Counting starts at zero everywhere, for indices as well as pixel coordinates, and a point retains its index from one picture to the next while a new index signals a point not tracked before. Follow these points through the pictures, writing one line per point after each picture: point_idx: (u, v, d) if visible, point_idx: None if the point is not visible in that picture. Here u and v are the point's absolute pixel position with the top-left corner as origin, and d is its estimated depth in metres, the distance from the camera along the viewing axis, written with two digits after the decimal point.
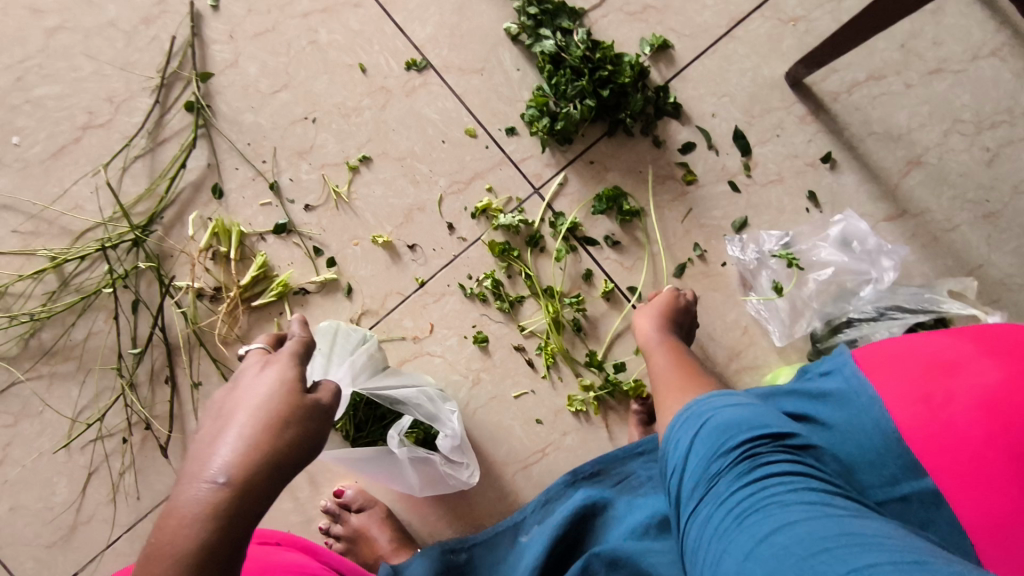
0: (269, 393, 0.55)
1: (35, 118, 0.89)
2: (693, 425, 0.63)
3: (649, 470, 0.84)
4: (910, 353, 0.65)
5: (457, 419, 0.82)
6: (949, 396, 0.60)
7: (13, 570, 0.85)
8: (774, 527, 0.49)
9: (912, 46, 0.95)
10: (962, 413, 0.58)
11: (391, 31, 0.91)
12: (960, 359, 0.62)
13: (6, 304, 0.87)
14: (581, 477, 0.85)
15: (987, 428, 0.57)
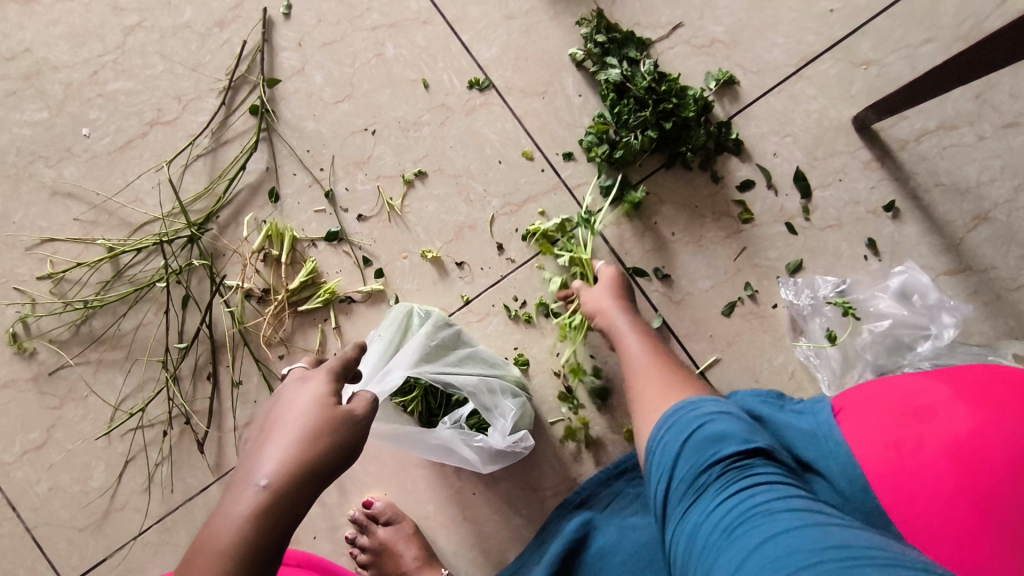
0: (307, 408, 0.55)
1: (106, 111, 0.91)
2: (680, 430, 0.63)
3: (636, 489, 0.85)
4: (881, 399, 0.65)
5: (508, 402, 0.78)
6: (920, 442, 0.59)
7: (45, 550, 0.86)
8: (763, 538, 0.49)
9: (987, 98, 0.92)
10: (931, 461, 0.57)
11: (456, 50, 0.92)
12: (936, 405, 0.60)
13: (62, 290, 0.89)
14: (572, 507, 0.85)
15: (956, 479, 0.55)
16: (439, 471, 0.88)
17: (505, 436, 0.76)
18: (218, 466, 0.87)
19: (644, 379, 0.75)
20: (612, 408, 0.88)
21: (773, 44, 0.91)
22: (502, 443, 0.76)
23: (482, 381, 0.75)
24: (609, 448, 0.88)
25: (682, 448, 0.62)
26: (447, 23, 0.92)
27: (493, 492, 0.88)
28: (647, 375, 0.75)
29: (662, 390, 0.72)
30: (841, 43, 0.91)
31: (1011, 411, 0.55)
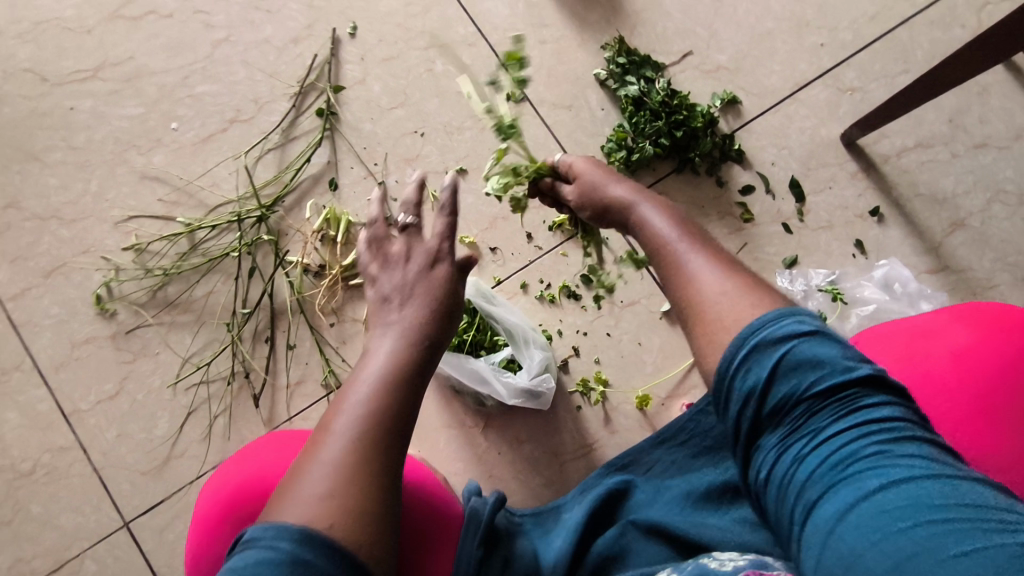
0: (425, 310, 0.69)
1: (193, 110, 1.05)
2: (777, 349, 0.52)
3: (671, 456, 0.88)
4: (890, 326, 0.80)
5: (536, 349, 0.93)
6: (928, 353, 0.76)
7: (110, 490, 0.96)
8: (881, 486, 0.48)
9: (959, 122, 1.05)
10: (942, 367, 0.75)
11: (497, 68, 1.06)
12: (935, 326, 0.78)
13: (142, 259, 1.02)
14: (614, 468, 0.87)
15: (957, 376, 0.74)
16: (468, 433, 0.97)
17: (531, 376, 0.91)
18: (270, 420, 0.97)
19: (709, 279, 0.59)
20: (625, 381, 0.98)
21: (771, 71, 1.06)
22: (527, 383, 0.91)
23: (516, 327, 0.92)
24: (622, 417, 0.97)
25: (790, 365, 0.52)
26: (490, 45, 1.06)
27: (516, 454, 0.97)
28: (706, 270, 0.60)
29: (730, 287, 0.57)
30: (830, 72, 1.05)
31: (998, 330, 0.75)
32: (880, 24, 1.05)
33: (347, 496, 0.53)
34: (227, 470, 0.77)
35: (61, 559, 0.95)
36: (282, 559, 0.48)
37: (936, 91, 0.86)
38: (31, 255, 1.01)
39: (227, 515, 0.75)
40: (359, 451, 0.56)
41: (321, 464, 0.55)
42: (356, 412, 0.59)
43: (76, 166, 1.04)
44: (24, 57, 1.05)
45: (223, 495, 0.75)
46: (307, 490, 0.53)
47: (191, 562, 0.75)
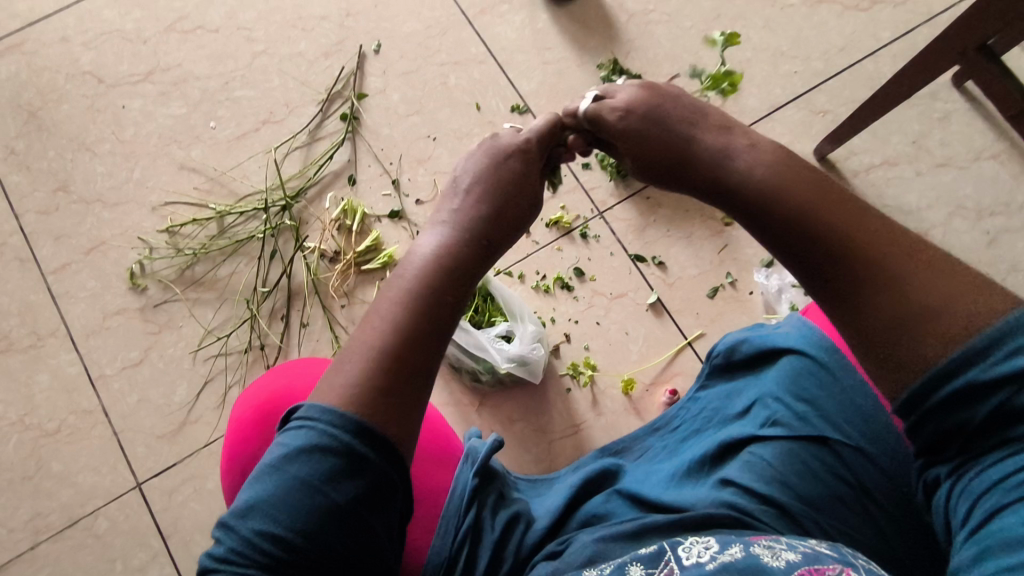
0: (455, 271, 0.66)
1: (231, 111, 1.17)
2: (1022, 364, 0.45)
3: (664, 442, 0.89)
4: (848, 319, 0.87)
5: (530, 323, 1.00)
6: None
7: (126, 451, 1.02)
8: None
9: (922, 144, 1.15)
10: None
11: (504, 84, 1.18)
12: None
13: (174, 241, 1.11)
14: (607, 452, 0.94)
15: None
16: (464, 410, 1.04)
17: (526, 346, 0.98)
18: None
19: (873, 249, 0.53)
20: (612, 367, 1.05)
21: (750, 94, 1.17)
22: (520, 349, 0.97)
23: (512, 300, 0.99)
24: (609, 400, 1.04)
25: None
26: (499, 64, 1.19)
27: (508, 432, 1.03)
28: (866, 236, 0.54)
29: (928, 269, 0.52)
30: (803, 96, 1.17)
31: None
32: (848, 56, 1.18)
33: (379, 391, 0.56)
34: (265, 381, 0.83)
35: (73, 517, 1.00)
36: (332, 441, 0.54)
37: (899, 100, 0.96)
38: (75, 233, 1.11)
39: (258, 421, 0.80)
40: (388, 351, 0.59)
41: (354, 363, 0.58)
42: (374, 344, 0.59)
43: (123, 156, 1.15)
44: (87, 62, 1.18)
45: (258, 403, 0.81)
46: (338, 384, 0.57)
47: (225, 463, 0.80)
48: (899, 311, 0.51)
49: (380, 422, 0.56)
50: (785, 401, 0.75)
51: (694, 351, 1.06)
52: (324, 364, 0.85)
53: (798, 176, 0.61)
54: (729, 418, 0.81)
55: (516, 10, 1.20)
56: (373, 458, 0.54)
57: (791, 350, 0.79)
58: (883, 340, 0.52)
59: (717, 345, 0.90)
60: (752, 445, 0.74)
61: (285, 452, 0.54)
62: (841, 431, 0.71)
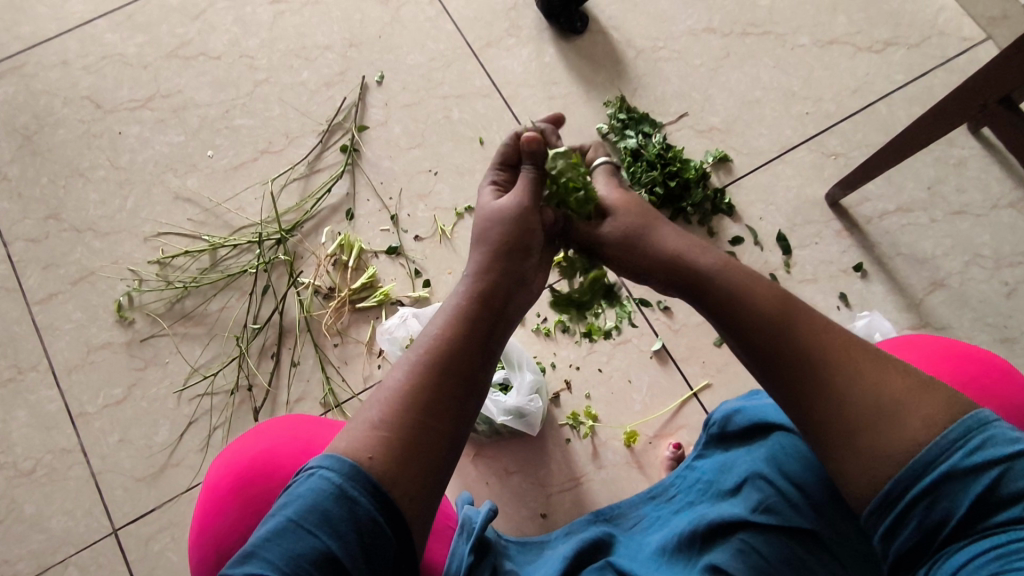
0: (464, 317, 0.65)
1: (229, 140, 1.15)
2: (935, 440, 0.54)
3: (660, 510, 0.87)
4: None
5: (529, 374, 0.95)
6: None
7: (104, 493, 0.98)
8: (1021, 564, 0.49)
9: (937, 190, 1.12)
10: None
11: (509, 118, 1.15)
12: None
13: (165, 272, 1.08)
14: (601, 517, 0.89)
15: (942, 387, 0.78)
16: (458, 459, 0.99)
17: (521, 398, 0.94)
18: None
19: (832, 356, 0.60)
20: (613, 417, 1.01)
21: (760, 134, 1.14)
22: (517, 401, 0.93)
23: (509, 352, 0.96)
24: (610, 452, 1.00)
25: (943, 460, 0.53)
26: (504, 98, 1.16)
27: (504, 483, 0.99)
28: (816, 343, 0.61)
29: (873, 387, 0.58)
30: (815, 138, 1.14)
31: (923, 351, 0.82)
32: (861, 98, 1.15)
33: (394, 453, 0.55)
34: (245, 443, 0.79)
35: (45, 563, 0.95)
36: (337, 492, 0.52)
37: (917, 149, 0.93)
38: (63, 262, 1.08)
39: (235, 488, 0.76)
40: (406, 410, 0.57)
41: (367, 426, 0.56)
42: (389, 393, 0.58)
43: (116, 184, 1.12)
44: (85, 86, 1.16)
45: (236, 467, 0.77)
46: (352, 442, 0.56)
47: (196, 531, 0.76)
48: (857, 415, 0.57)
49: (390, 488, 0.54)
50: (776, 485, 0.73)
51: (699, 403, 1.02)
52: (306, 425, 0.81)
53: (759, 279, 0.67)
54: (721, 494, 0.79)
55: (523, 44, 1.18)
56: (384, 522, 0.53)
57: (785, 428, 0.78)
58: (843, 436, 0.58)
59: (713, 412, 0.88)
60: (743, 531, 0.72)
61: (294, 502, 0.52)
62: (831, 525, 0.69)
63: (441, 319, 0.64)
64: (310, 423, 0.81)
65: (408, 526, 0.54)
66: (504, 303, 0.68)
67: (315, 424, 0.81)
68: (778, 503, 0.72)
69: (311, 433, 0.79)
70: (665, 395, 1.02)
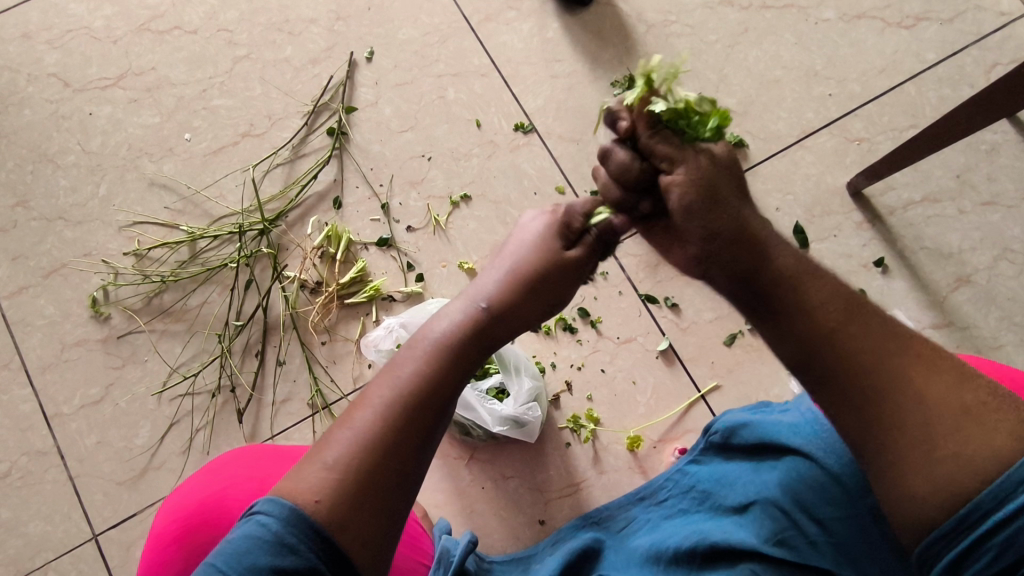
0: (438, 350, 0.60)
1: (208, 121, 1.07)
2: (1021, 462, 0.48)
3: (649, 514, 0.82)
4: None
5: (526, 382, 0.90)
6: None
7: (83, 498, 0.93)
8: None
9: (967, 178, 1.03)
10: None
11: (508, 98, 1.07)
12: None
13: (142, 265, 1.02)
14: (590, 521, 0.84)
15: None
16: (453, 463, 0.95)
17: (518, 406, 0.89)
18: (253, 436, 0.96)
19: (896, 351, 0.54)
20: (616, 420, 0.96)
21: (778, 117, 1.06)
22: (514, 410, 0.89)
23: (507, 358, 0.90)
24: (612, 457, 0.95)
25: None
26: (502, 77, 1.08)
27: (500, 489, 0.94)
28: (881, 345, 0.54)
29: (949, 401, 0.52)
30: (838, 122, 1.06)
31: None
32: (888, 78, 1.06)
33: (348, 500, 0.53)
34: (194, 485, 0.75)
35: (22, 570, 0.92)
36: (271, 539, 0.50)
37: (956, 138, 0.86)
38: (33, 254, 1.02)
39: (179, 538, 0.71)
40: (367, 451, 0.54)
41: (321, 467, 0.54)
42: (360, 430, 0.55)
43: (88, 169, 1.05)
44: (52, 63, 1.08)
45: (181, 515, 0.73)
46: (301, 482, 0.53)
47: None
48: (915, 420, 0.52)
49: (341, 536, 0.52)
50: (794, 517, 0.68)
51: (707, 405, 0.96)
52: (260, 461, 0.77)
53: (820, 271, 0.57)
54: (721, 509, 0.74)
55: (524, 17, 1.09)
56: (323, 570, 0.51)
57: (799, 450, 0.70)
58: (900, 443, 0.52)
59: (716, 420, 0.82)
60: (753, 560, 0.68)
61: (226, 551, 0.51)
62: (851, 565, 0.66)
63: (420, 353, 0.60)
64: (253, 452, 0.78)
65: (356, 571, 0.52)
66: (485, 337, 0.63)
67: (270, 458, 0.78)
68: (795, 537, 0.67)
69: (264, 470, 0.76)
70: (671, 396, 0.96)
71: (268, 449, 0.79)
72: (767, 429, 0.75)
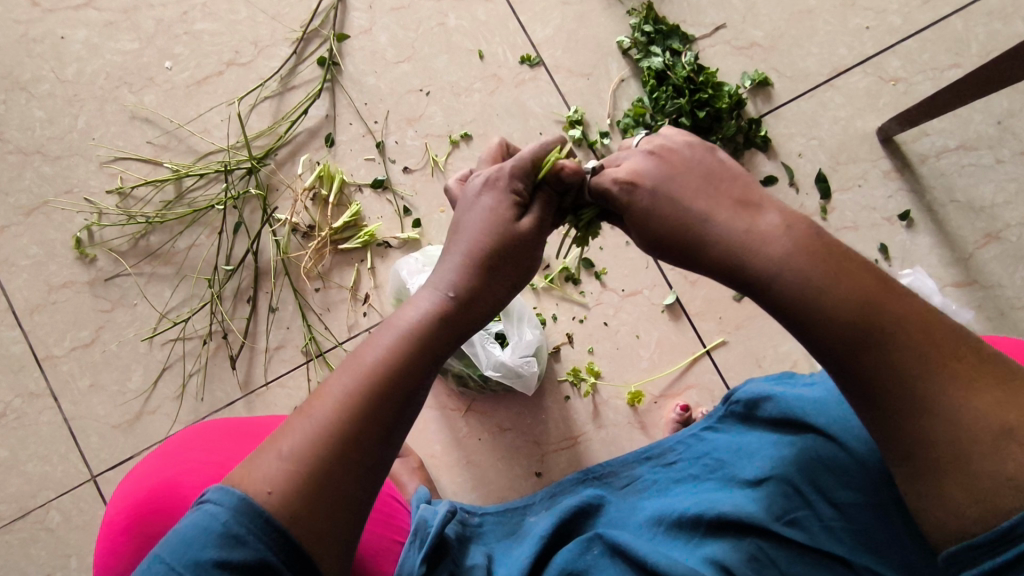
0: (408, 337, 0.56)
1: (189, 48, 0.98)
2: None
3: (656, 475, 0.80)
4: None
5: (527, 336, 0.87)
6: None
7: (80, 439, 0.93)
8: None
9: (1009, 125, 0.95)
10: None
11: (513, 27, 0.97)
12: None
13: (126, 205, 0.97)
14: (591, 476, 0.83)
15: None
16: (449, 414, 0.94)
17: (516, 354, 0.85)
18: (246, 382, 0.94)
19: (919, 372, 0.49)
20: (618, 374, 0.93)
21: (809, 53, 0.97)
22: (511, 359, 0.85)
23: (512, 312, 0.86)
24: (612, 412, 0.93)
25: None
26: (508, 2, 0.98)
27: (497, 440, 0.93)
28: (903, 373, 0.49)
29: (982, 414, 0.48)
30: (874, 59, 0.97)
31: None
32: (933, 9, 0.96)
33: (302, 493, 0.50)
34: (148, 470, 0.73)
35: (24, 508, 0.93)
36: (218, 530, 0.49)
37: (1001, 85, 0.77)
38: (12, 190, 0.97)
39: (130, 527, 0.69)
40: (333, 440, 0.52)
41: (276, 457, 0.51)
42: (331, 419, 0.52)
43: (65, 100, 0.98)
44: None
45: (132, 503, 0.70)
46: (257, 469, 0.51)
47: (106, 554, 0.69)
48: (945, 444, 0.49)
49: (293, 525, 0.49)
50: (807, 497, 0.67)
51: (712, 361, 0.93)
52: (216, 444, 0.75)
53: (841, 275, 0.52)
54: (736, 481, 0.72)
55: None
56: (284, 570, 0.49)
57: (817, 429, 0.68)
58: (934, 469, 0.49)
59: (738, 389, 0.79)
60: (760, 536, 0.66)
61: (174, 541, 0.50)
62: (870, 553, 0.64)
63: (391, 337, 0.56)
64: (217, 431, 0.77)
65: (316, 566, 0.50)
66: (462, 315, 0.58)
67: (230, 438, 0.75)
68: (807, 518, 0.66)
69: (221, 451, 0.74)
70: (674, 351, 0.93)
71: (228, 429, 0.77)
72: (792, 402, 0.72)
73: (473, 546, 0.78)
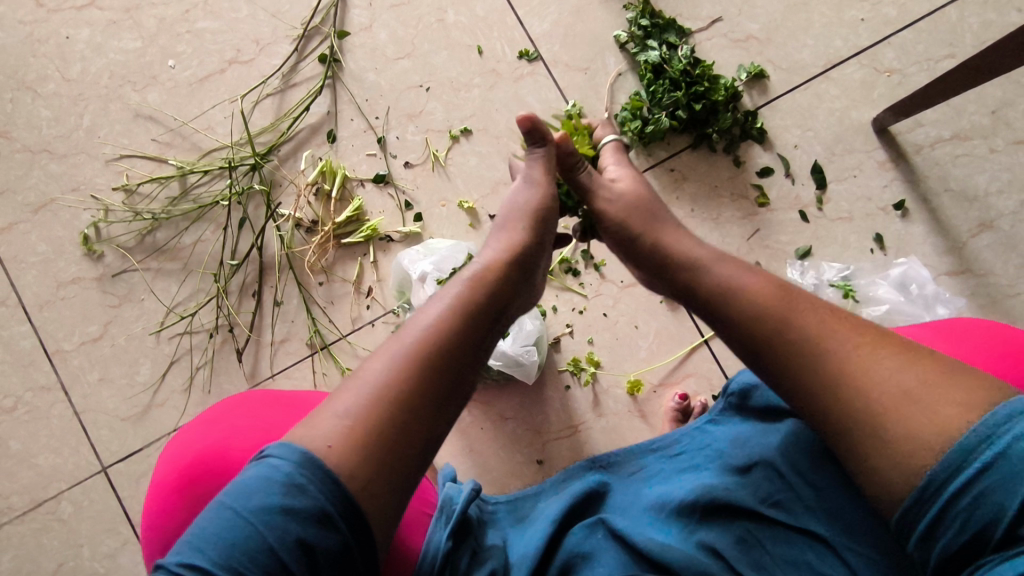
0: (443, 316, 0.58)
1: (192, 46, 1.00)
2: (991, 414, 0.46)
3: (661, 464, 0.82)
4: None
5: (527, 326, 0.89)
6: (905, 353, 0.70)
7: (90, 432, 0.95)
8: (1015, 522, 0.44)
9: (1002, 114, 0.96)
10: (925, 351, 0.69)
11: (512, 23, 0.99)
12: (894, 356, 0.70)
13: (132, 202, 0.99)
14: (598, 463, 0.85)
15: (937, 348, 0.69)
16: None
17: (516, 344, 0.87)
18: (253, 375, 0.96)
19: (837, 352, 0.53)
20: (617, 364, 0.95)
21: (805, 45, 0.98)
22: (512, 349, 0.87)
23: None
24: (612, 401, 0.94)
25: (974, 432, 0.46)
26: None
27: (499, 429, 0.95)
28: (826, 354, 0.53)
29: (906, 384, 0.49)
30: (868, 51, 0.98)
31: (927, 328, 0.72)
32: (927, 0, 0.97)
33: (361, 455, 0.51)
34: (194, 436, 0.73)
35: (36, 499, 0.95)
36: (285, 481, 0.50)
37: (991, 75, 0.78)
38: (20, 188, 0.99)
39: (181, 488, 0.70)
40: (381, 411, 0.53)
41: (334, 415, 0.53)
42: (374, 389, 0.54)
43: (70, 99, 1.00)
44: None
45: (181, 466, 0.71)
46: (314, 428, 0.52)
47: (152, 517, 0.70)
48: (867, 414, 0.50)
49: (351, 482, 0.50)
50: (789, 481, 0.67)
51: (709, 350, 0.94)
52: (258, 411, 0.75)
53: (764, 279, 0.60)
54: (727, 468, 0.73)
55: None
56: (343, 524, 0.50)
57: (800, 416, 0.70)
58: (856, 444, 0.50)
59: (732, 381, 0.81)
60: (748, 518, 0.67)
61: (236, 491, 0.50)
62: (847, 533, 0.65)
63: (435, 314, 0.58)
64: (257, 400, 0.77)
65: (368, 522, 0.51)
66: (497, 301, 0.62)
67: (272, 406, 0.76)
68: (789, 500, 0.67)
69: (265, 418, 0.74)
70: (673, 340, 0.95)
71: (265, 399, 0.78)
72: None
73: (490, 529, 0.79)
